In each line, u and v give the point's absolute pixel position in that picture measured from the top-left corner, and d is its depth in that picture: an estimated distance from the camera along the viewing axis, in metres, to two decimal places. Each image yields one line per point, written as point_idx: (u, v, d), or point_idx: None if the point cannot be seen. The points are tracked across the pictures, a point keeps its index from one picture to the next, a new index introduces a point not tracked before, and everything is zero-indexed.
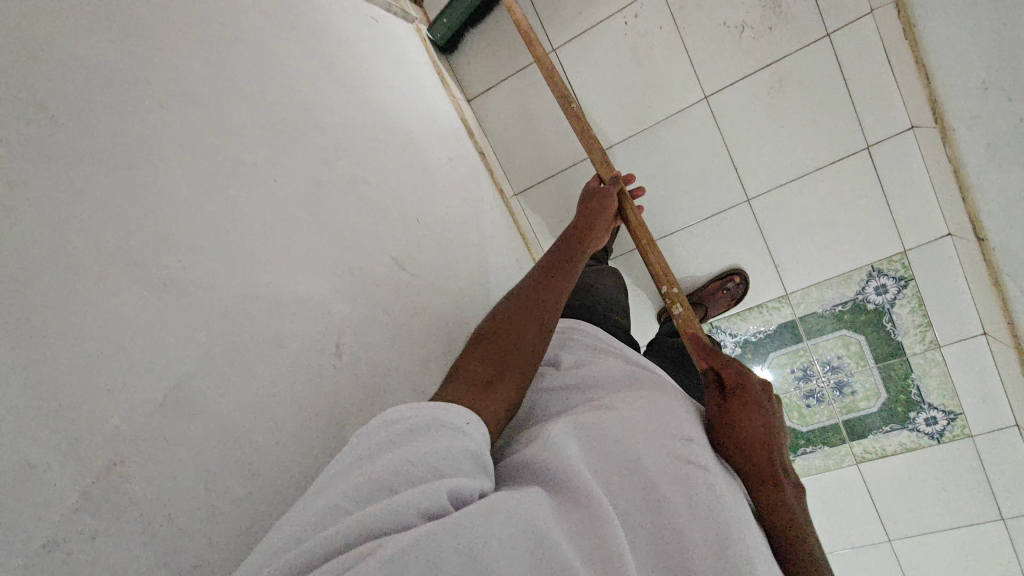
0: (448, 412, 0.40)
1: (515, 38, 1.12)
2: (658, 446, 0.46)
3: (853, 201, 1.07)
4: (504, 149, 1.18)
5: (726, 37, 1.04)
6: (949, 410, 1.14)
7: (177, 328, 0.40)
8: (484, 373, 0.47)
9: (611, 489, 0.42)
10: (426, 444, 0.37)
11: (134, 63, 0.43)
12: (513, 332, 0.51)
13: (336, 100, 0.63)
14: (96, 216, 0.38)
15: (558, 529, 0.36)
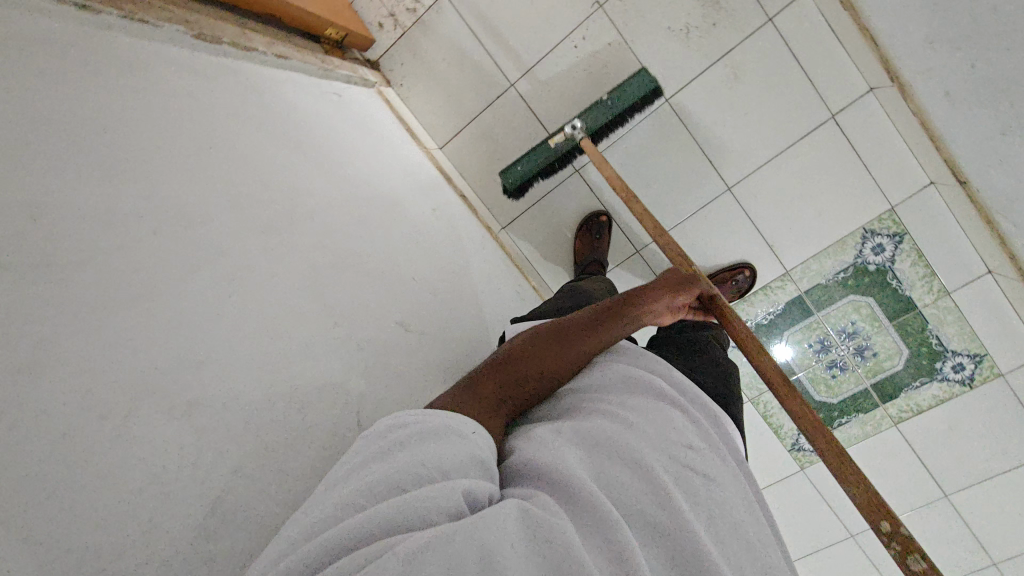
0: (457, 421, 0.44)
1: (473, 81, 1.15)
2: (658, 448, 0.46)
3: (832, 170, 1.08)
4: (484, 187, 1.22)
5: (674, 40, 1.06)
6: (974, 353, 1.13)
7: (207, 446, 0.43)
8: (491, 395, 0.53)
9: (615, 486, 0.42)
10: (433, 447, 0.40)
11: (120, 202, 0.45)
12: (525, 364, 0.56)
13: (316, 181, 0.65)
14: (112, 359, 0.40)
15: (567, 525, 0.36)
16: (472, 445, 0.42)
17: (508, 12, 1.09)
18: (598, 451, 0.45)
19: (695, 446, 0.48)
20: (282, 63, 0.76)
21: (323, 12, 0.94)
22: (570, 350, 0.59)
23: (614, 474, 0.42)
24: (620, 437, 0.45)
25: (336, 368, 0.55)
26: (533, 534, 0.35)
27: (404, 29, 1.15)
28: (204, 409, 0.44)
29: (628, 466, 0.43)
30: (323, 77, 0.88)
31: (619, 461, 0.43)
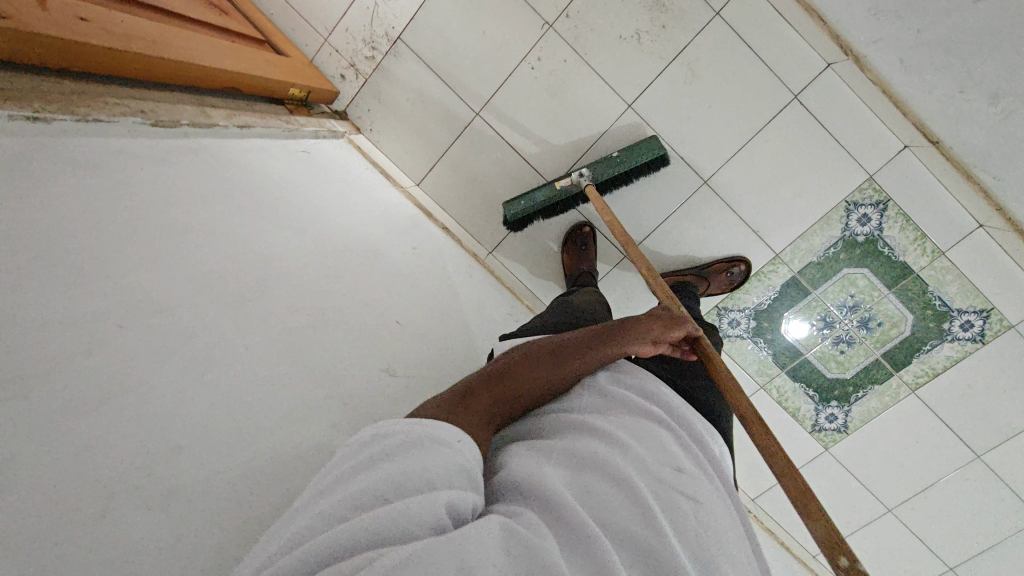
0: (442, 428, 0.44)
1: (439, 116, 1.18)
2: (644, 466, 0.46)
3: (806, 148, 1.08)
4: (464, 215, 1.23)
5: (627, 47, 1.08)
6: (980, 308, 1.11)
7: (196, 530, 0.42)
8: (484, 400, 0.52)
9: (600, 504, 0.42)
10: (419, 457, 0.40)
11: (91, 294, 0.45)
12: (523, 372, 0.57)
13: (287, 244, 0.66)
14: (88, 460, 0.39)
15: (551, 547, 0.37)
16: (459, 454, 0.42)
17: (461, 46, 1.12)
18: (583, 467, 0.45)
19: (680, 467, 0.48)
20: (245, 133, 0.78)
21: (282, 74, 0.96)
22: (572, 361, 0.59)
23: (599, 489, 0.43)
24: (607, 456, 0.46)
25: (323, 426, 0.55)
26: (516, 552, 0.36)
27: (366, 77, 1.17)
28: (189, 493, 0.43)
29: (613, 484, 0.44)
30: (289, 137, 0.90)
31: (604, 478, 0.44)
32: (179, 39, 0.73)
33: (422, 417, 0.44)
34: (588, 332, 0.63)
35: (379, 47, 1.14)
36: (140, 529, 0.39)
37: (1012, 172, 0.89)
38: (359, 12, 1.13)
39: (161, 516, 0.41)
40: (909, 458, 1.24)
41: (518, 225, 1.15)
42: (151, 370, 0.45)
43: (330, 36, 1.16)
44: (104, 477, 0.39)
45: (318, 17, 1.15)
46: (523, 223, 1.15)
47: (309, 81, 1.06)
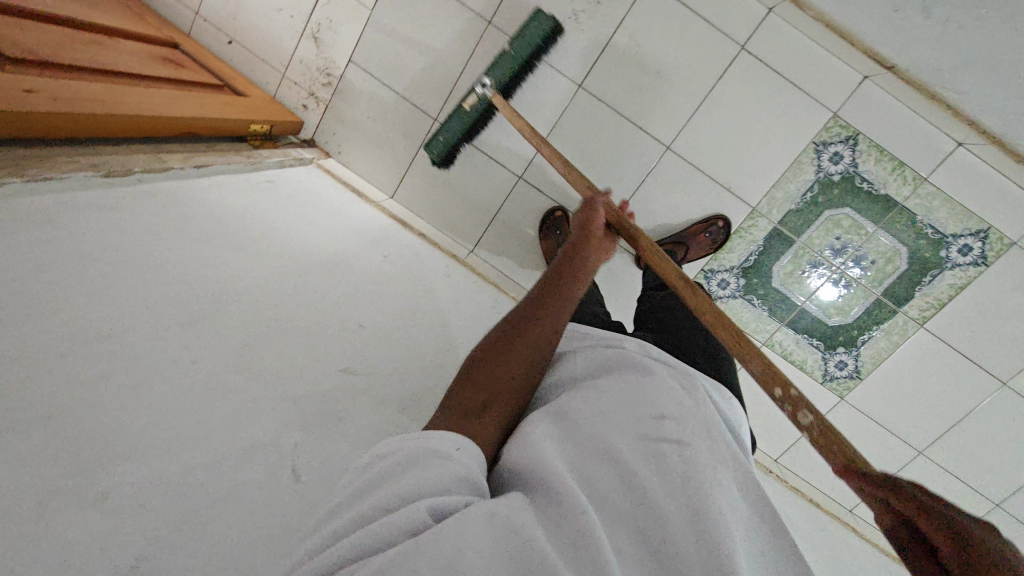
0: (436, 438, 0.39)
1: (401, 128, 1.21)
2: (630, 430, 0.46)
3: (764, 97, 1.07)
4: (441, 219, 1.26)
5: (566, 29, 1.09)
6: (977, 230, 1.07)
7: (128, 530, 0.44)
8: (476, 398, 0.46)
9: (586, 476, 0.42)
10: (417, 473, 0.37)
11: (30, 327, 0.48)
12: (499, 358, 0.49)
13: (238, 264, 0.70)
14: (21, 473, 0.42)
15: (535, 528, 0.35)
16: (458, 464, 0.38)
17: (410, 58, 1.16)
18: (570, 444, 0.45)
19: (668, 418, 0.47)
20: (203, 172, 0.83)
21: (240, 114, 1.01)
22: (535, 328, 0.53)
23: (593, 467, 0.42)
24: (596, 431, 0.46)
25: (272, 428, 0.57)
26: (502, 540, 0.33)
27: (327, 103, 1.22)
28: (122, 497, 0.45)
29: (606, 458, 0.43)
30: (252, 170, 0.95)
31: (597, 454, 0.44)
32: (126, 95, 0.78)
33: (415, 432, 0.40)
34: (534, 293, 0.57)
35: (333, 71, 1.19)
36: (98, 537, 0.43)
37: (970, 84, 0.86)
38: (309, 42, 1.18)
39: (114, 524, 0.44)
40: (933, 396, 1.20)
41: (445, 158, 1.15)
42: (93, 390, 0.49)
43: (287, 70, 1.21)
44: (68, 493, 0.43)
45: (271, 54, 1.20)
46: (450, 155, 1.15)
47: (269, 116, 1.11)
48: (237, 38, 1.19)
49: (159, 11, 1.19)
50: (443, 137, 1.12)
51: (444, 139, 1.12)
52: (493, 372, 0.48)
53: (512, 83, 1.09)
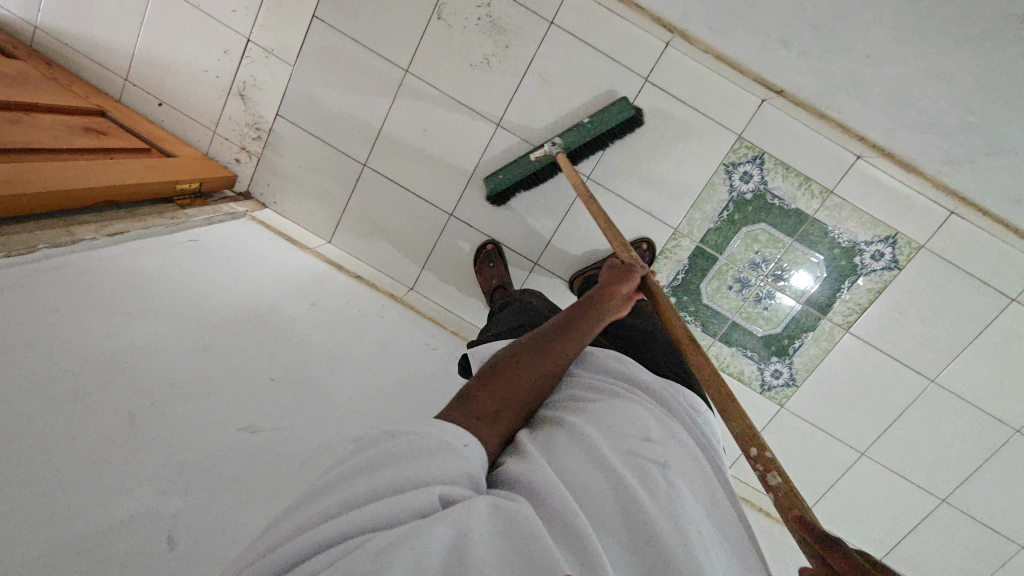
0: (450, 431, 0.44)
1: (333, 175, 1.25)
2: (620, 447, 0.50)
3: (673, 124, 1.12)
4: (379, 259, 1.29)
5: (481, 72, 1.14)
6: (886, 236, 1.12)
7: None
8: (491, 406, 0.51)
9: (579, 484, 0.46)
10: (432, 458, 0.41)
11: None
12: (520, 372, 0.55)
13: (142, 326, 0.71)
14: None
15: (540, 527, 0.39)
16: (465, 460, 0.42)
17: (338, 108, 1.20)
18: (562, 455, 0.48)
19: (653, 438, 0.52)
20: (118, 239, 0.85)
21: (164, 176, 1.05)
22: (556, 350, 0.59)
23: (586, 480, 0.46)
24: (588, 447, 0.49)
25: None
26: (505, 534, 0.37)
27: (258, 157, 1.25)
28: None
29: (598, 471, 0.47)
30: (172, 232, 0.97)
31: (588, 466, 0.47)
32: (38, 170, 0.80)
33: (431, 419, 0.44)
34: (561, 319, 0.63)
35: (262, 125, 1.23)
36: None
37: (850, 104, 0.91)
38: (237, 100, 1.22)
39: None
40: (869, 398, 1.23)
41: (499, 197, 1.18)
42: None
43: (217, 127, 1.24)
44: None
45: (202, 113, 1.23)
46: (504, 196, 1.18)
47: (196, 174, 1.14)
48: (167, 100, 1.23)
49: (89, 80, 1.23)
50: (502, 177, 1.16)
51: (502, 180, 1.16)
52: (506, 386, 0.53)
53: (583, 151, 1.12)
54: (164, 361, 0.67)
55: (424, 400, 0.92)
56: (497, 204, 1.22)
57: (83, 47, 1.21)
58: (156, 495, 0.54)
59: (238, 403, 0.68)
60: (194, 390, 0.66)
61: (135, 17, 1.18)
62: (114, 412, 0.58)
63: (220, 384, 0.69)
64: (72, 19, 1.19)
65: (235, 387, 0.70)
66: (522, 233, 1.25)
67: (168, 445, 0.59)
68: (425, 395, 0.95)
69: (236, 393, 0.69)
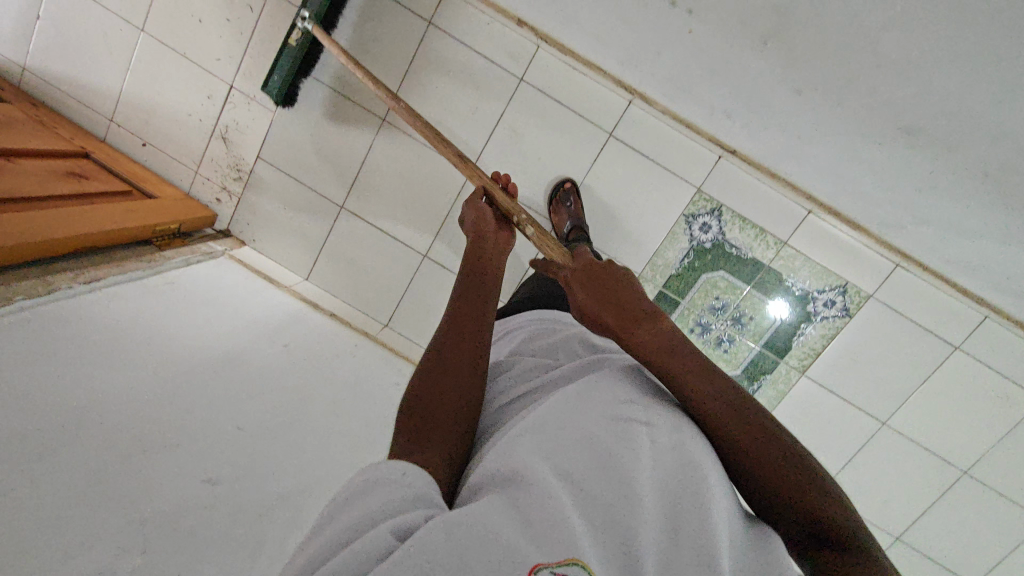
0: (384, 467, 0.42)
1: (311, 216, 1.29)
2: (604, 414, 0.47)
3: (636, 176, 1.17)
4: (354, 297, 1.33)
5: (454, 122, 1.19)
6: (837, 285, 1.18)
7: None
8: (421, 432, 0.47)
9: (564, 467, 0.42)
10: (371, 499, 0.39)
11: None
12: (452, 379, 0.51)
13: (114, 373, 0.74)
14: None
15: (502, 535, 0.37)
16: (408, 487, 0.40)
17: (317, 152, 1.24)
18: (544, 438, 0.44)
19: (636, 400, 0.49)
20: (96, 286, 0.89)
21: (144, 220, 1.08)
22: (476, 330, 0.55)
23: (571, 462, 0.43)
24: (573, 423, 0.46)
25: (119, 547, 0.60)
26: (461, 547, 0.35)
27: (238, 196, 1.29)
28: None
29: (586, 449, 0.44)
30: (149, 276, 1.01)
31: (572, 448, 0.44)
32: (20, 220, 0.84)
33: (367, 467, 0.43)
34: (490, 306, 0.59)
35: (243, 167, 1.27)
36: None
37: (796, 168, 0.97)
38: (219, 142, 1.26)
39: None
40: (824, 438, 1.28)
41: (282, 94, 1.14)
42: None
43: (199, 167, 1.28)
44: None
45: (184, 154, 1.27)
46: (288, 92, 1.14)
47: (176, 216, 1.17)
48: (151, 141, 1.27)
49: (74, 119, 1.26)
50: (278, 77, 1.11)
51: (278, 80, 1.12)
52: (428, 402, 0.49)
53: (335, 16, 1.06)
54: (132, 413, 0.70)
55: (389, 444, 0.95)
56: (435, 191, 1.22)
57: (70, 88, 1.25)
58: (118, 551, 0.57)
59: (202, 456, 0.71)
60: (159, 444, 0.69)
61: (122, 61, 1.22)
62: (80, 470, 0.61)
63: (188, 435, 0.72)
64: (60, 61, 1.23)
65: (199, 439, 0.72)
66: None
67: (133, 502, 0.62)
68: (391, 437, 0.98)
69: (201, 445, 0.72)
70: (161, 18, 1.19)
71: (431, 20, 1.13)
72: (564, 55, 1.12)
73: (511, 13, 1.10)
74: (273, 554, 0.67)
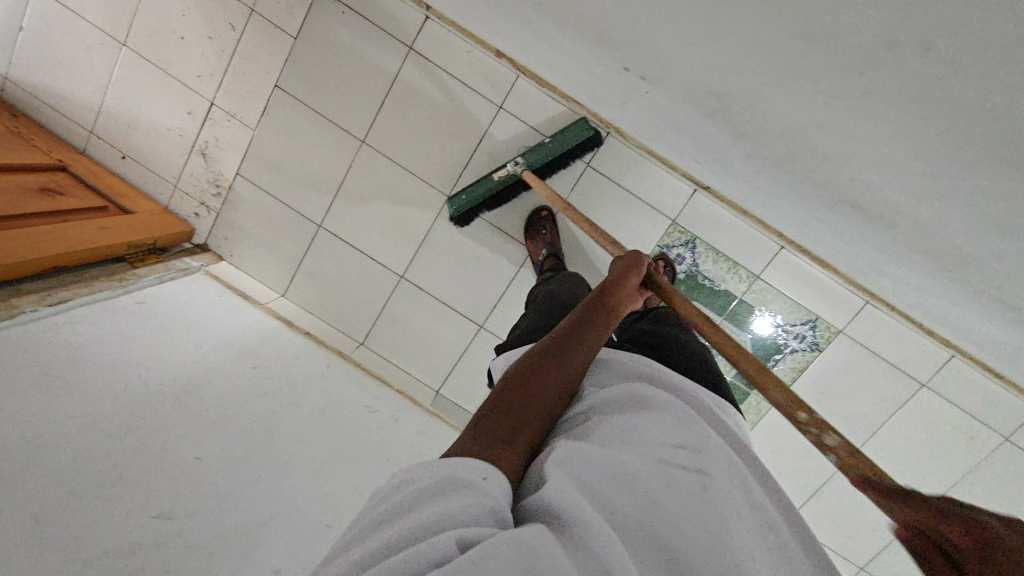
0: (467, 467, 0.42)
1: (290, 233, 1.29)
2: (650, 454, 0.49)
3: (612, 206, 1.18)
4: (331, 314, 1.33)
5: (433, 145, 1.20)
6: (808, 320, 1.19)
7: None
8: (506, 426, 0.48)
9: (604, 500, 0.44)
10: (445, 501, 0.39)
11: None
12: (541, 382, 0.54)
13: (70, 402, 0.74)
14: None
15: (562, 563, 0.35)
16: (486, 495, 0.40)
17: (297, 171, 1.25)
18: (586, 469, 0.46)
19: (683, 446, 0.51)
20: (62, 308, 0.89)
21: (116, 238, 1.09)
22: (572, 356, 0.59)
23: (613, 497, 0.45)
24: (616, 459, 0.48)
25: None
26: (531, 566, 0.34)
27: (217, 211, 1.29)
28: None
29: (630, 485, 0.46)
30: (121, 294, 1.01)
31: (616, 483, 0.46)
32: None
33: (446, 458, 0.43)
34: (570, 328, 0.63)
35: (222, 183, 1.27)
36: None
37: (763, 208, 0.98)
38: (199, 158, 1.26)
39: None
40: (792, 468, 1.29)
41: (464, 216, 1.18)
42: None
43: (178, 182, 1.28)
44: None
45: (164, 169, 1.28)
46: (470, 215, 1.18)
47: (150, 233, 1.18)
48: (131, 154, 1.27)
49: (54, 129, 1.26)
50: (466, 198, 1.16)
51: (467, 201, 1.16)
52: (522, 403, 0.51)
53: (546, 167, 1.13)
54: (85, 447, 0.70)
55: (354, 470, 0.96)
56: (459, 226, 1.24)
57: (50, 99, 1.24)
58: None
59: (154, 489, 0.71)
60: (110, 478, 0.69)
61: (102, 74, 1.22)
62: (25, 505, 0.61)
63: (141, 468, 0.72)
64: (39, 72, 1.23)
65: (152, 472, 0.73)
66: (467, 299, 1.29)
67: (78, 541, 0.62)
68: (357, 463, 0.98)
69: (154, 477, 0.72)
70: (142, 34, 1.19)
71: (412, 46, 1.14)
72: (542, 87, 1.14)
73: (490, 45, 1.12)
74: None
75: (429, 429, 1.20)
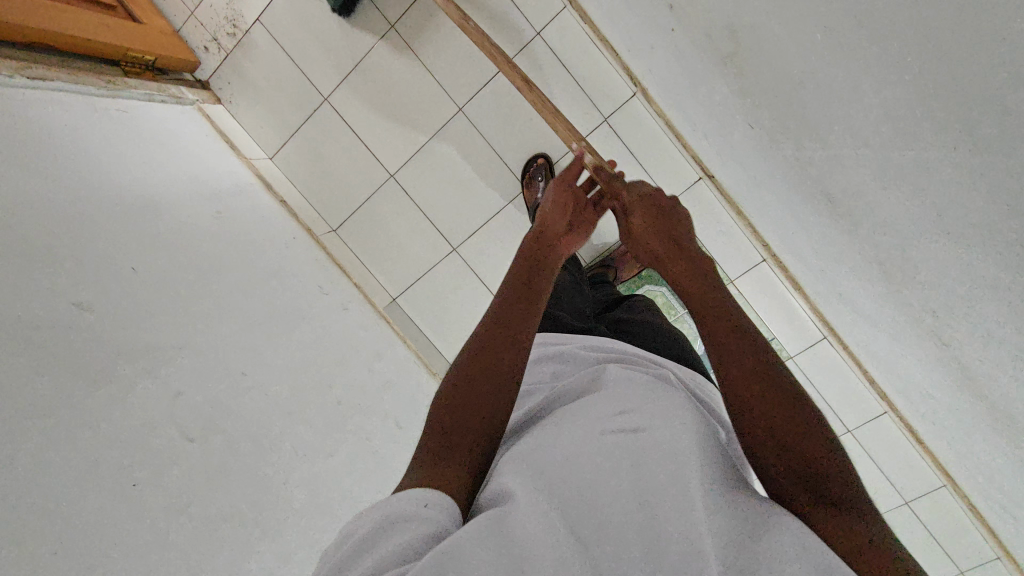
0: (404, 499, 0.40)
1: (295, 97, 1.26)
2: (591, 428, 0.49)
3: (616, 168, 1.17)
4: (312, 192, 1.31)
5: (461, 52, 1.16)
6: (764, 337, 1.21)
7: None
8: (450, 436, 0.46)
9: (542, 478, 0.45)
10: (385, 543, 0.37)
11: None
12: (484, 381, 0.48)
13: (25, 168, 0.72)
14: None
15: None
16: (429, 522, 0.39)
17: (318, 37, 1.21)
18: (528, 459, 0.47)
19: (626, 412, 0.51)
20: (40, 85, 0.86)
21: (116, 39, 1.05)
22: (519, 328, 0.52)
23: (550, 475, 0.45)
24: (561, 439, 0.48)
25: None
26: None
27: (227, 52, 1.25)
28: None
29: (565, 460, 0.46)
30: (106, 96, 0.98)
31: (553, 462, 0.46)
32: None
33: (382, 499, 0.41)
34: (511, 293, 0.55)
35: (240, 24, 1.22)
36: None
37: (757, 210, 0.97)
38: None
39: None
40: None
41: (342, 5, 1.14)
42: None
43: (196, 10, 1.23)
44: None
45: None
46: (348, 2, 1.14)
47: (153, 49, 1.14)
48: None
49: None
50: None
51: None
52: (463, 410, 0.47)
53: None
54: (27, 213, 0.68)
55: (288, 336, 0.97)
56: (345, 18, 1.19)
57: None
58: None
59: (82, 281, 0.70)
60: (43, 253, 0.67)
61: None
62: None
63: (73, 257, 0.71)
64: None
65: (85, 266, 0.72)
66: (449, 219, 1.28)
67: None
68: (292, 331, 0.99)
69: (86, 270, 0.71)
70: None
71: None
72: (584, 25, 1.09)
73: None
74: (119, 392, 0.67)
75: (372, 328, 1.21)
